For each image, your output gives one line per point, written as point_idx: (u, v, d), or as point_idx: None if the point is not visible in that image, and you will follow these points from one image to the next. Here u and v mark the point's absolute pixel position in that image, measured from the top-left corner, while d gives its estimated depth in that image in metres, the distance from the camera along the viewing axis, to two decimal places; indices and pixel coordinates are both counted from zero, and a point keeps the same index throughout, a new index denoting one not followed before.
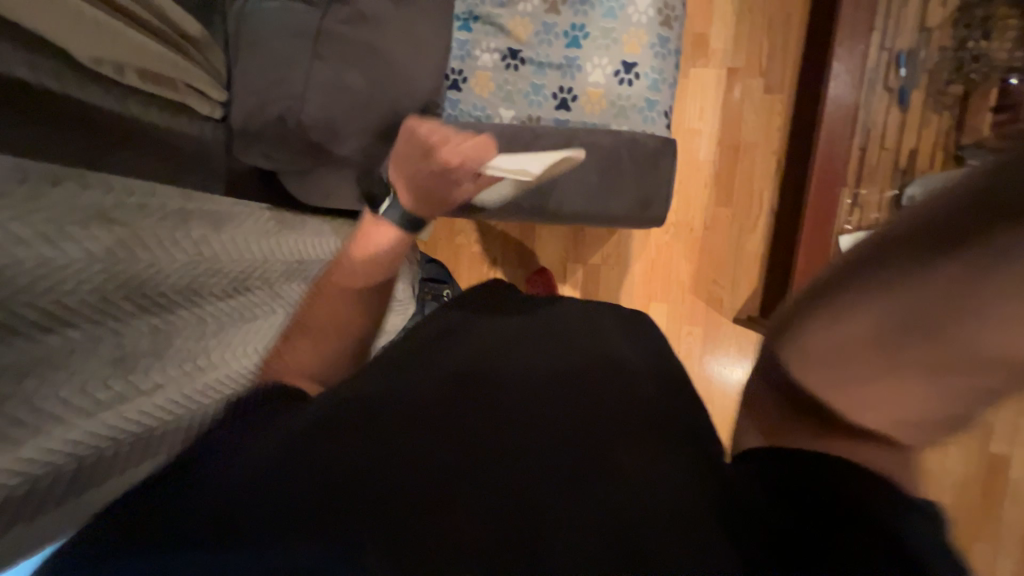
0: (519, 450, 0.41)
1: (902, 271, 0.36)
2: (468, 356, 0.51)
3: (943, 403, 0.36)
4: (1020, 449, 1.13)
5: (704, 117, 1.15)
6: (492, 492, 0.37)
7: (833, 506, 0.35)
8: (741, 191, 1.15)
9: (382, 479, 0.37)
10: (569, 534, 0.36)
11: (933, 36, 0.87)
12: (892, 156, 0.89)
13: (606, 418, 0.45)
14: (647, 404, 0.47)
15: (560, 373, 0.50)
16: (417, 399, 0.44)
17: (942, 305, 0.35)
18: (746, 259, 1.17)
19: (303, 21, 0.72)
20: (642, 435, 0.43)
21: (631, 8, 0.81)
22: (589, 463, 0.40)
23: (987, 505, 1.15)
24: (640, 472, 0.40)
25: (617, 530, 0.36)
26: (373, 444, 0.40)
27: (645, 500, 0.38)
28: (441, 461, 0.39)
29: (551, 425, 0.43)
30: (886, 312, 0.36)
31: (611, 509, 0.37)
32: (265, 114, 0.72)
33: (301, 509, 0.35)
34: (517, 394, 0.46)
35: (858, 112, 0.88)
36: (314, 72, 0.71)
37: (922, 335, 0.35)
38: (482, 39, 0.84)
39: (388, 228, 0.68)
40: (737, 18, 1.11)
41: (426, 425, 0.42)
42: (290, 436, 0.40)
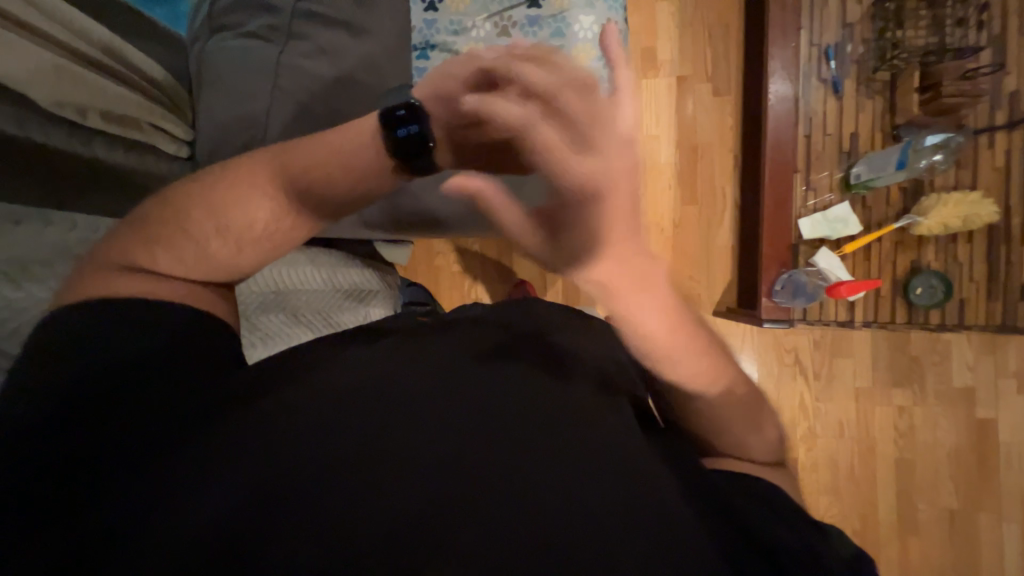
0: (510, 467, 0.42)
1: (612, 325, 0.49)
2: (448, 363, 0.51)
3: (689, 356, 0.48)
4: (1005, 412, 1.16)
5: (660, 123, 1.20)
6: (479, 533, 0.39)
7: (796, 515, 0.45)
8: (703, 189, 1.20)
9: (372, 520, 0.39)
10: (557, 545, 0.39)
11: (855, 30, 0.94)
12: (835, 141, 0.95)
13: (587, 426, 0.47)
14: (609, 415, 0.49)
15: (553, 382, 0.50)
16: (400, 418, 0.44)
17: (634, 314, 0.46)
18: (718, 252, 1.21)
19: (264, 58, 0.75)
20: (614, 445, 0.46)
21: (576, 26, 0.86)
22: (574, 472, 0.43)
23: (982, 471, 1.16)
24: (622, 478, 0.43)
25: (598, 537, 0.39)
26: (367, 475, 0.41)
27: (627, 506, 0.41)
28: (435, 488, 0.40)
29: (538, 437, 0.45)
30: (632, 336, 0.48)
31: (595, 515, 0.41)
32: (231, 145, 0.75)
33: (306, 548, 0.37)
34: (498, 405, 0.47)
35: (798, 104, 0.94)
36: (275, 102, 0.74)
37: (646, 338, 0.47)
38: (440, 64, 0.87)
39: (257, 199, 0.51)
40: (680, 30, 1.19)
41: (414, 448, 0.42)
42: (286, 466, 0.41)
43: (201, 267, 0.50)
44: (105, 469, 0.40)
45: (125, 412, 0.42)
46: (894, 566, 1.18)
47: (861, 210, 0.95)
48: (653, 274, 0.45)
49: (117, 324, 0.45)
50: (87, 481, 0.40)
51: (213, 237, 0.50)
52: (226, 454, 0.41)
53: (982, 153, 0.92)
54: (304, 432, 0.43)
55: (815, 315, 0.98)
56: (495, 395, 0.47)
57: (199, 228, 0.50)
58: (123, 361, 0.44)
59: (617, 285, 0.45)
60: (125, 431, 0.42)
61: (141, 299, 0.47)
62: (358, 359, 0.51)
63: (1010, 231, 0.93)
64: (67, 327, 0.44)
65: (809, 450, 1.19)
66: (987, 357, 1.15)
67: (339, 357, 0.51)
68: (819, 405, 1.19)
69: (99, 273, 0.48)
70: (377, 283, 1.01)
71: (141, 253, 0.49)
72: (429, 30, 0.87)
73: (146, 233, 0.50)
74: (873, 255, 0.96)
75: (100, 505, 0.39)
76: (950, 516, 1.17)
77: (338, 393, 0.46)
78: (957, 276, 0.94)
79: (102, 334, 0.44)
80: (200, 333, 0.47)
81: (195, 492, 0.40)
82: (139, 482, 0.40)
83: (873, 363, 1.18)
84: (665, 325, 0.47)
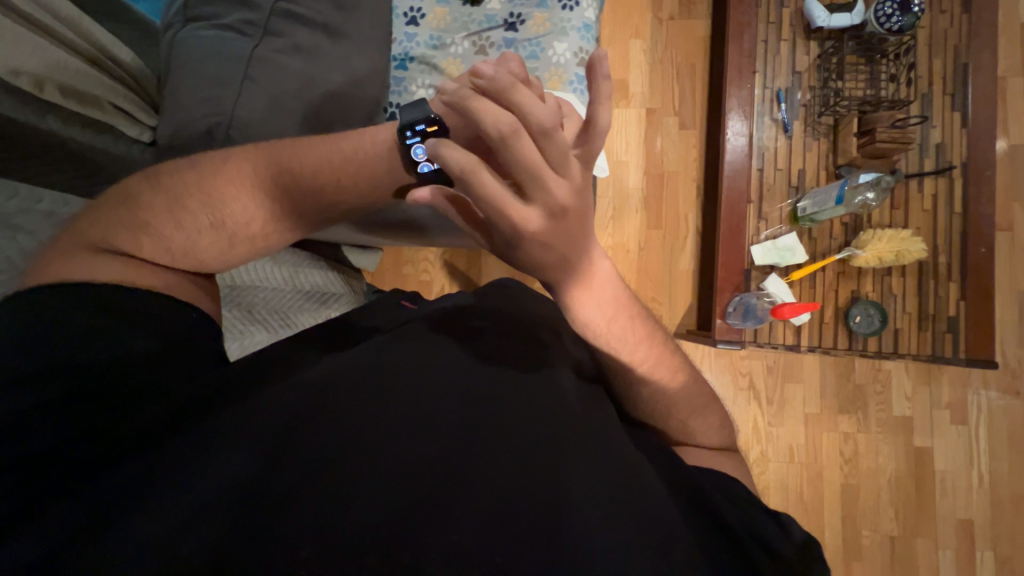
0: (493, 455, 0.43)
1: (580, 329, 0.48)
2: (433, 355, 0.52)
3: (627, 347, 0.49)
4: (940, 441, 1.22)
5: (630, 150, 1.27)
6: (463, 518, 0.39)
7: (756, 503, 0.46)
8: (668, 215, 1.26)
9: (368, 511, 0.38)
10: (535, 531, 0.39)
11: (803, 77, 1.03)
12: (786, 176, 1.02)
13: (564, 421, 0.47)
14: (577, 411, 0.49)
15: (538, 386, 0.51)
16: (386, 406, 0.45)
17: (607, 313, 0.46)
18: (681, 277, 1.25)
19: (237, 49, 0.75)
20: (587, 438, 0.46)
21: (550, 51, 0.90)
22: (553, 459, 0.44)
23: (921, 498, 1.22)
24: (606, 469, 0.44)
25: (574, 527, 0.39)
26: (351, 460, 0.41)
27: (598, 494, 0.42)
28: (419, 479, 0.41)
29: (518, 425, 0.46)
30: (591, 331, 0.48)
31: (572, 499, 0.41)
32: (195, 127, 0.74)
33: (273, 534, 0.37)
34: (481, 399, 0.48)
35: (751, 139, 1.02)
36: (246, 91, 0.74)
37: (604, 335, 0.48)
38: (418, 76, 0.92)
39: (219, 176, 0.51)
40: (650, 66, 1.27)
41: (398, 434, 0.43)
42: (283, 461, 0.41)
43: (193, 263, 0.50)
44: (57, 473, 0.38)
45: (114, 403, 0.41)
46: None
47: (806, 241, 1.02)
48: (602, 273, 0.44)
49: (81, 308, 0.42)
50: (36, 490, 0.37)
51: (205, 232, 0.49)
52: (223, 433, 0.42)
53: (913, 196, 1.01)
54: (304, 419, 0.44)
55: (765, 337, 1.02)
56: (489, 397, 0.48)
57: (192, 220, 0.49)
58: (90, 355, 0.41)
59: (569, 289, 0.43)
60: (102, 418, 0.40)
61: (118, 286, 0.44)
62: (355, 356, 0.51)
63: (938, 267, 1.01)
64: (14, 313, 0.40)
65: (761, 474, 1.22)
66: (923, 388, 1.22)
67: (327, 360, 0.52)
68: (770, 430, 1.23)
69: (62, 242, 0.47)
70: (341, 288, 0.96)
71: (83, 223, 0.48)
72: (409, 44, 0.92)
73: (132, 216, 0.48)
74: (818, 283, 1.02)
75: (48, 515, 0.36)
76: (891, 542, 1.21)
77: (336, 386, 0.47)
78: (892, 307, 1.01)
79: (62, 320, 0.41)
80: (173, 329, 0.46)
81: (164, 494, 0.38)
82: (97, 486, 0.38)
83: (821, 390, 1.23)
84: (622, 322, 0.48)
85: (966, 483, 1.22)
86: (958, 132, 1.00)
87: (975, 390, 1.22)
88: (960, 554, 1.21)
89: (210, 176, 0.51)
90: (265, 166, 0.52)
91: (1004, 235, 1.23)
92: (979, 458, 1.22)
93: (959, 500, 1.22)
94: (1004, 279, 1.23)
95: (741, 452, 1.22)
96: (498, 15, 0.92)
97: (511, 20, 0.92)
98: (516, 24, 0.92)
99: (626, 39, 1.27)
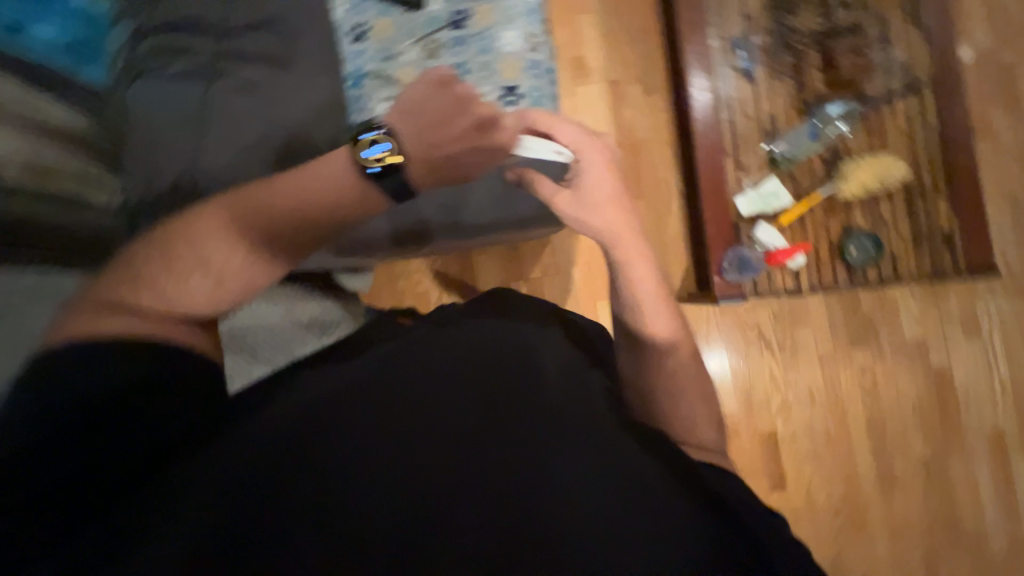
0: (492, 451, 0.43)
1: (628, 300, 0.59)
2: (426, 351, 0.53)
3: (664, 323, 0.58)
4: (957, 357, 1.22)
5: (600, 124, 1.25)
6: (462, 516, 0.39)
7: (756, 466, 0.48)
8: (649, 183, 1.25)
9: (366, 518, 0.39)
10: (532, 516, 0.39)
11: (757, 21, 1.02)
12: (757, 123, 1.01)
13: (562, 408, 0.47)
14: (574, 395, 0.49)
15: (537, 377, 0.50)
16: (382, 410, 0.45)
17: (645, 284, 0.59)
18: (673, 241, 1.25)
19: (192, 96, 0.77)
20: (586, 421, 0.46)
21: (501, 42, 0.89)
22: (550, 445, 0.43)
23: (947, 416, 1.22)
24: (605, 454, 0.44)
25: (571, 517, 0.39)
26: (348, 470, 0.41)
27: (596, 481, 0.42)
28: (413, 479, 0.41)
29: (516, 415, 0.45)
30: (643, 294, 0.59)
31: (566, 486, 0.41)
32: (159, 183, 0.75)
33: (270, 544, 0.38)
34: (477, 393, 0.47)
35: (715, 93, 1.01)
36: (207, 137, 0.77)
37: (648, 306, 0.58)
38: (375, 91, 0.85)
39: (204, 223, 0.52)
40: (604, 38, 1.26)
41: (393, 438, 0.43)
42: (277, 483, 0.41)
43: (185, 306, 0.49)
44: (90, 495, 0.41)
45: (123, 433, 0.44)
46: (883, 523, 1.21)
47: (789, 183, 1.01)
48: (640, 245, 0.61)
49: (91, 359, 0.44)
50: (55, 524, 0.40)
51: (194, 274, 0.50)
52: (217, 458, 0.42)
53: (885, 120, 1.01)
54: (298, 433, 0.43)
55: (764, 286, 1.02)
56: (488, 395, 0.47)
57: (182, 265, 0.50)
58: (105, 399, 0.44)
59: (625, 238, 0.60)
60: (109, 451, 0.43)
61: (120, 340, 0.46)
62: (355, 369, 0.51)
63: (923, 187, 1.00)
64: (42, 372, 0.44)
65: (786, 421, 1.22)
66: (931, 307, 1.22)
67: (321, 378, 0.52)
68: (787, 377, 1.22)
69: (71, 309, 0.49)
70: (343, 317, 0.96)
71: (86, 290, 0.50)
72: (360, 60, 0.86)
73: (127, 272, 0.49)
74: (808, 224, 1.02)
75: (64, 545, 0.38)
76: (926, 465, 1.21)
77: (336, 396, 0.47)
78: (886, 234, 1.01)
79: (74, 376, 0.44)
80: (176, 374, 0.47)
81: (163, 533, 0.37)
82: (110, 510, 0.40)
83: (831, 328, 1.22)
84: (660, 294, 0.60)
85: (989, 393, 1.22)
86: (921, 49, 0.99)
87: (983, 300, 1.22)
88: (995, 464, 1.21)
89: (188, 236, 0.51)
90: (249, 214, 0.53)
91: (985, 142, 1.22)
92: (999, 368, 1.22)
93: (985, 412, 1.22)
94: (993, 186, 1.22)
95: (762, 403, 1.22)
96: (442, 16, 0.89)
97: (457, 17, 0.89)
98: (461, 22, 0.89)
99: (575, 15, 1.26)
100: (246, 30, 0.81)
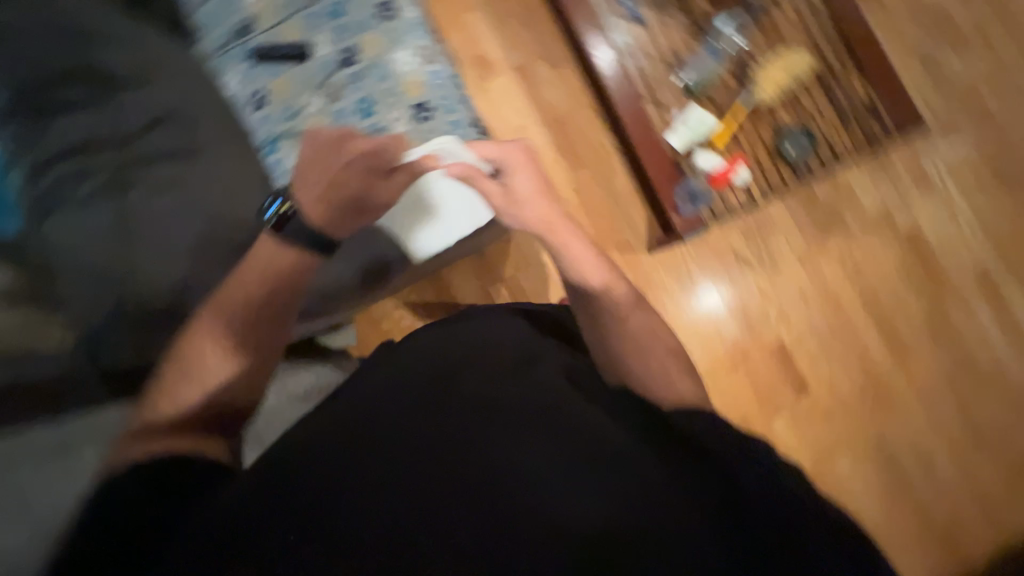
0: (469, 455, 0.50)
1: (567, 273, 0.68)
2: (404, 378, 0.58)
3: (601, 278, 0.67)
4: (921, 214, 1.26)
5: (520, 111, 1.27)
6: (450, 516, 0.46)
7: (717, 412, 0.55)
8: (585, 150, 1.26)
9: (365, 534, 0.45)
10: (508, 501, 0.47)
11: None
12: (661, 61, 1.03)
13: (530, 405, 0.54)
14: (540, 388, 0.56)
15: (507, 381, 0.56)
16: (370, 442, 0.51)
17: (580, 254, 0.68)
18: (626, 197, 1.26)
19: (107, 216, 0.76)
20: (549, 410, 0.54)
21: (396, 64, 0.89)
22: (519, 441, 0.51)
23: (932, 271, 1.25)
24: (568, 438, 0.52)
25: (542, 497, 0.47)
26: (348, 498, 0.47)
27: (560, 461, 0.50)
28: (403, 493, 0.47)
29: (488, 420, 0.52)
30: (579, 264, 0.67)
31: (536, 469, 0.49)
32: (102, 309, 0.74)
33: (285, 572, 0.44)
34: (453, 407, 0.53)
35: (613, 46, 1.03)
36: (136, 250, 0.76)
37: (585, 270, 0.67)
38: (291, 150, 0.86)
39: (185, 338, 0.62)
40: (496, 29, 1.27)
41: (382, 464, 0.49)
42: (284, 524, 0.47)
43: (176, 412, 0.59)
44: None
45: (156, 521, 0.51)
46: (909, 389, 1.23)
47: (710, 106, 1.04)
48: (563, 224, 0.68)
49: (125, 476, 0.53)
50: None
51: (184, 383, 0.60)
52: (230, 516, 0.48)
53: (776, 19, 1.04)
54: (301, 480, 0.49)
55: (721, 210, 1.04)
56: (465, 409, 0.53)
57: (176, 379, 0.60)
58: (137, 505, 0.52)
59: (552, 224, 0.67)
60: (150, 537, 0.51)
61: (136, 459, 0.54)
62: (368, 397, 0.57)
63: (833, 68, 1.03)
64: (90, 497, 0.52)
65: (789, 328, 1.24)
66: (881, 176, 1.26)
67: (342, 407, 0.56)
68: (775, 286, 1.25)
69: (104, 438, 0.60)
70: (340, 374, 0.92)
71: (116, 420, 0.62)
72: (269, 126, 0.87)
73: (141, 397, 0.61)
74: (740, 138, 1.04)
75: None
76: (929, 322, 1.24)
77: (329, 439, 0.52)
78: (815, 123, 1.03)
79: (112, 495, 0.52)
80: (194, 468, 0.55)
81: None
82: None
83: (799, 227, 1.25)
84: (594, 258, 0.68)
85: (961, 236, 1.26)
86: None
87: (925, 153, 1.26)
88: (989, 299, 1.25)
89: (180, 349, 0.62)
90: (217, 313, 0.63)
91: (875, 8, 1.27)
92: (961, 210, 1.26)
93: (964, 255, 1.25)
94: (897, 46, 1.26)
95: (761, 319, 1.24)
96: (331, 58, 0.90)
97: (346, 55, 0.90)
98: (352, 57, 0.90)
99: (462, 16, 1.27)
100: (144, 132, 0.80)
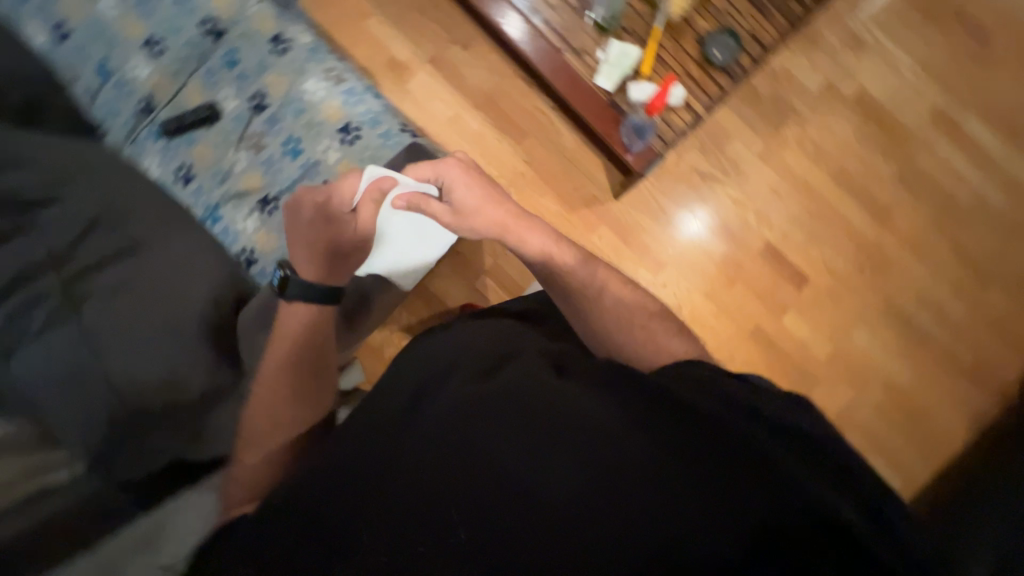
0: (470, 452, 0.47)
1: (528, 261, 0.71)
2: (400, 390, 0.56)
3: (565, 255, 0.70)
4: (863, 76, 1.25)
5: (448, 101, 1.24)
6: (454, 515, 0.44)
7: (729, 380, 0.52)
8: (523, 119, 1.24)
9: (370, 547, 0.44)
10: (514, 488, 0.45)
11: None
12: (566, 7, 1.01)
13: (528, 391, 0.51)
14: (535, 370, 0.54)
15: (503, 373, 0.54)
16: (369, 460, 0.49)
17: (537, 242, 0.70)
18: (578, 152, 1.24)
19: (72, 335, 0.73)
20: (550, 390, 0.51)
21: (307, 95, 0.87)
22: (521, 425, 0.48)
23: (890, 128, 1.25)
24: (572, 412, 0.49)
25: (546, 479, 0.45)
26: (353, 517, 0.46)
27: (566, 437, 0.47)
28: (405, 502, 0.46)
29: (486, 414, 0.49)
30: (539, 252, 0.70)
31: (541, 449, 0.47)
32: (99, 427, 0.71)
33: None
34: (448, 406, 0.51)
35: (515, 8, 1.00)
36: (113, 359, 0.74)
37: (546, 255, 0.70)
38: (235, 215, 0.88)
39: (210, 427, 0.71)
40: (398, 28, 1.24)
41: (383, 476, 0.48)
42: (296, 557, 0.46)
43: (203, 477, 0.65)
44: None
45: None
46: (901, 249, 1.25)
47: (628, 37, 1.02)
48: (516, 221, 0.71)
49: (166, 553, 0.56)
50: None
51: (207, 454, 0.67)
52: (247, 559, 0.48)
53: None
54: (307, 507, 0.48)
55: (670, 134, 1.02)
56: (460, 406, 0.51)
57: None
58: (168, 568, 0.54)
59: (506, 224, 0.70)
60: None
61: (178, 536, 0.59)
62: (373, 413, 0.54)
63: None
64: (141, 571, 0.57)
65: (772, 227, 1.24)
66: (815, 51, 1.25)
67: (354, 425, 0.54)
68: (746, 192, 1.24)
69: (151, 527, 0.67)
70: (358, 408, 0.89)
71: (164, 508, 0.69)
72: (207, 198, 0.89)
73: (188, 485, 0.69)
74: (666, 58, 1.03)
75: None
76: (901, 178, 1.25)
77: (331, 463, 0.51)
78: (733, 21, 1.02)
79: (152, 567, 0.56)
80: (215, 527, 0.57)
81: None
82: None
83: (751, 127, 1.24)
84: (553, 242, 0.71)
85: (908, 85, 1.25)
86: None
87: (850, 16, 1.25)
88: (952, 137, 1.25)
89: None
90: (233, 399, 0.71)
91: None
92: (901, 59, 1.25)
93: (916, 102, 1.25)
94: None
95: (743, 227, 1.24)
96: (242, 109, 0.88)
97: (255, 102, 0.88)
98: (262, 102, 0.88)
99: (360, 25, 1.23)
100: (80, 240, 0.77)
